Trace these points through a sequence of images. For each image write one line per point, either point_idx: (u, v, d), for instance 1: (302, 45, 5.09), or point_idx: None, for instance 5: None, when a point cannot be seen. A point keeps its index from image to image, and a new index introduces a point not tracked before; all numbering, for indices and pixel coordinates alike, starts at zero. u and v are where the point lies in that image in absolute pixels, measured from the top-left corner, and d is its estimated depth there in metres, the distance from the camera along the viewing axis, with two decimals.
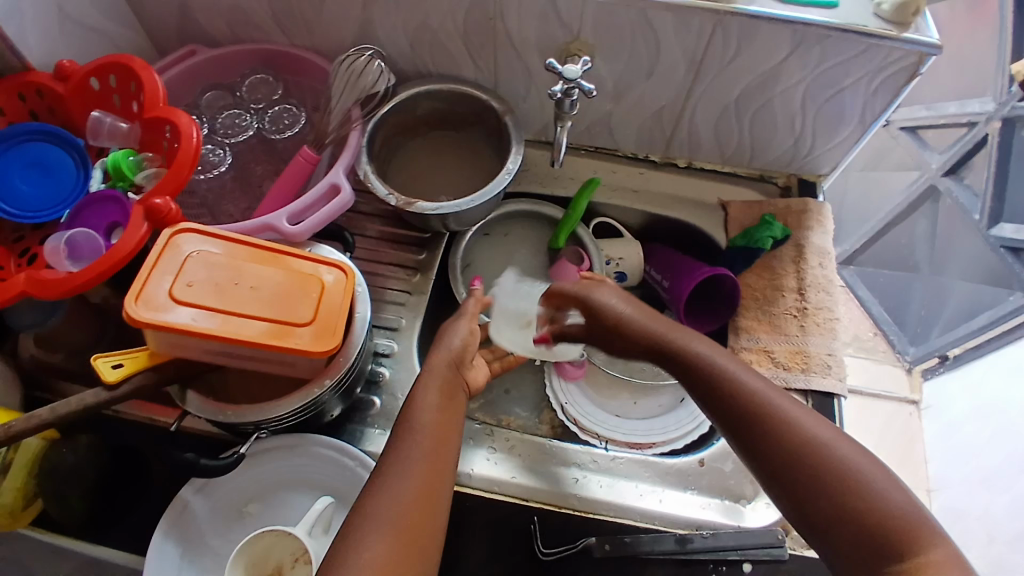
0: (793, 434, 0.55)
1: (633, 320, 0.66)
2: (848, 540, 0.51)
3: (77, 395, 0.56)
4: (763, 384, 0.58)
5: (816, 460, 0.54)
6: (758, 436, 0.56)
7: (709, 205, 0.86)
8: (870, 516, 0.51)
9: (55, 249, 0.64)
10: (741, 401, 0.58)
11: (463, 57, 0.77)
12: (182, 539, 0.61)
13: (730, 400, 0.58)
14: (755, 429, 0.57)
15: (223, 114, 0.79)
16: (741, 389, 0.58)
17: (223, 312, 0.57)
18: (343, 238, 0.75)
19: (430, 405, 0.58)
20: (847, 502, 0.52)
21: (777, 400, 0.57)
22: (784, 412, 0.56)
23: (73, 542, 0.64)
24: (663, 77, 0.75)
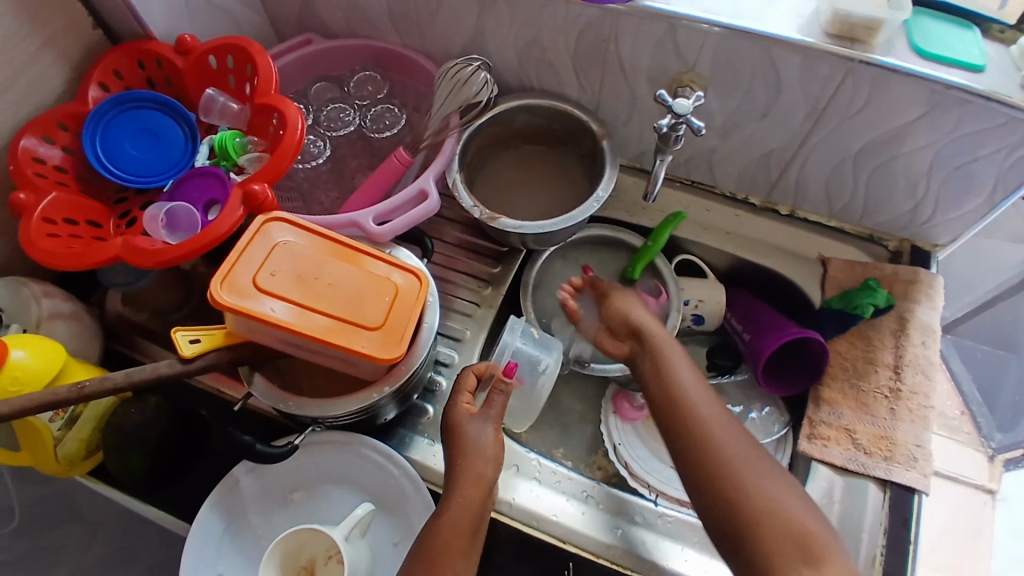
0: (724, 443, 0.57)
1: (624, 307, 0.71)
2: (772, 561, 0.51)
3: (153, 363, 0.57)
4: (703, 392, 0.61)
5: (740, 470, 0.56)
6: (693, 440, 0.58)
7: (808, 260, 0.80)
8: (778, 523, 0.52)
9: (154, 218, 0.67)
10: (687, 418, 0.60)
11: (569, 75, 0.75)
12: (227, 515, 0.62)
13: (678, 415, 0.60)
14: (696, 439, 0.58)
15: (328, 107, 0.81)
16: (684, 396, 0.61)
17: (299, 305, 0.58)
18: (422, 243, 0.74)
19: (479, 438, 0.60)
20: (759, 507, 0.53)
21: (712, 409, 0.60)
22: (724, 430, 0.58)
23: (110, 492, 0.68)
24: (778, 120, 0.70)
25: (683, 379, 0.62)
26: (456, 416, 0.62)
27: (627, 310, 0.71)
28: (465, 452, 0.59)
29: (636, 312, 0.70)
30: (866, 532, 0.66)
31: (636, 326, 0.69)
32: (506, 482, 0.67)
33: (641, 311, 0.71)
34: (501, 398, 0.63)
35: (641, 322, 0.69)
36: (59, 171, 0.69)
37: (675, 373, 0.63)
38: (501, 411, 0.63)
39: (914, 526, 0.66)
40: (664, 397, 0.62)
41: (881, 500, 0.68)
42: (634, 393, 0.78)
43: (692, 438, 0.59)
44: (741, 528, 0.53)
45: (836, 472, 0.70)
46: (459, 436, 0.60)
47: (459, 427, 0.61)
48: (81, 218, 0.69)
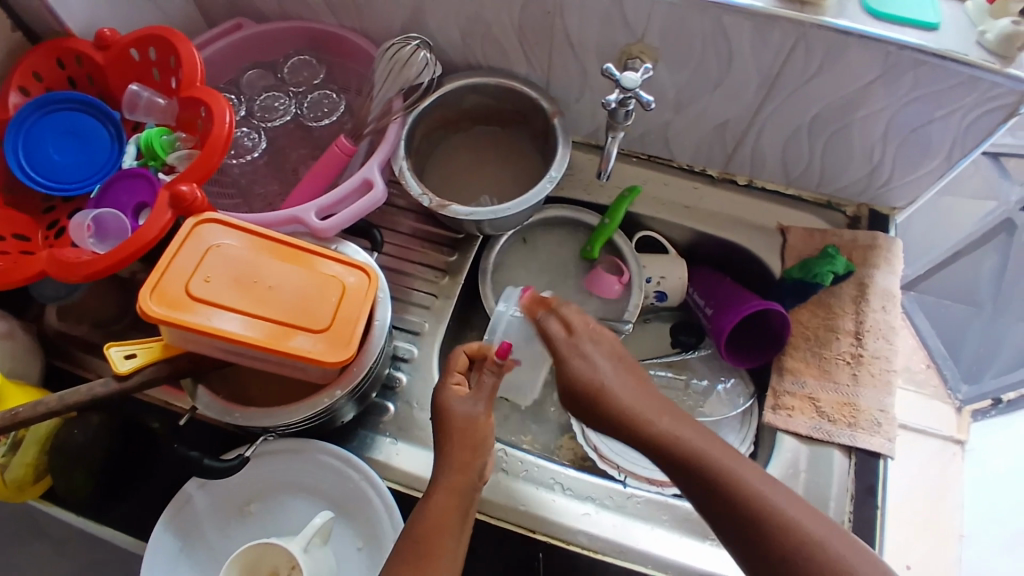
0: (807, 532, 0.48)
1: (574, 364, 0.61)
2: None
3: (87, 384, 0.54)
4: (747, 468, 0.52)
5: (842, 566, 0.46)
6: (766, 540, 0.48)
7: (767, 230, 0.79)
8: None
9: (81, 226, 0.63)
10: (712, 485, 0.51)
11: (516, 52, 0.71)
12: (182, 533, 0.59)
13: (700, 483, 0.52)
14: (726, 506, 0.50)
15: (262, 95, 0.77)
16: (699, 463, 0.52)
17: (238, 311, 0.55)
18: (371, 236, 0.71)
19: (467, 414, 0.59)
20: None
21: (725, 465, 0.52)
22: (752, 487, 0.50)
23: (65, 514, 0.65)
24: (732, 90, 0.68)
25: (719, 463, 0.52)
26: (442, 390, 0.60)
27: (583, 352, 0.61)
28: (449, 429, 0.58)
29: (612, 382, 0.59)
30: (833, 500, 0.66)
31: (610, 389, 0.58)
32: None
33: (610, 363, 0.61)
34: (491, 377, 0.60)
35: (616, 390, 0.58)
36: None
37: (705, 456, 0.52)
38: (491, 393, 0.60)
39: (880, 491, 0.67)
40: (710, 491, 0.51)
41: (847, 466, 0.68)
42: None
43: (772, 540, 0.48)
44: None
45: (803, 442, 0.70)
46: (446, 417, 0.58)
47: (444, 403, 0.59)
48: (9, 232, 0.64)
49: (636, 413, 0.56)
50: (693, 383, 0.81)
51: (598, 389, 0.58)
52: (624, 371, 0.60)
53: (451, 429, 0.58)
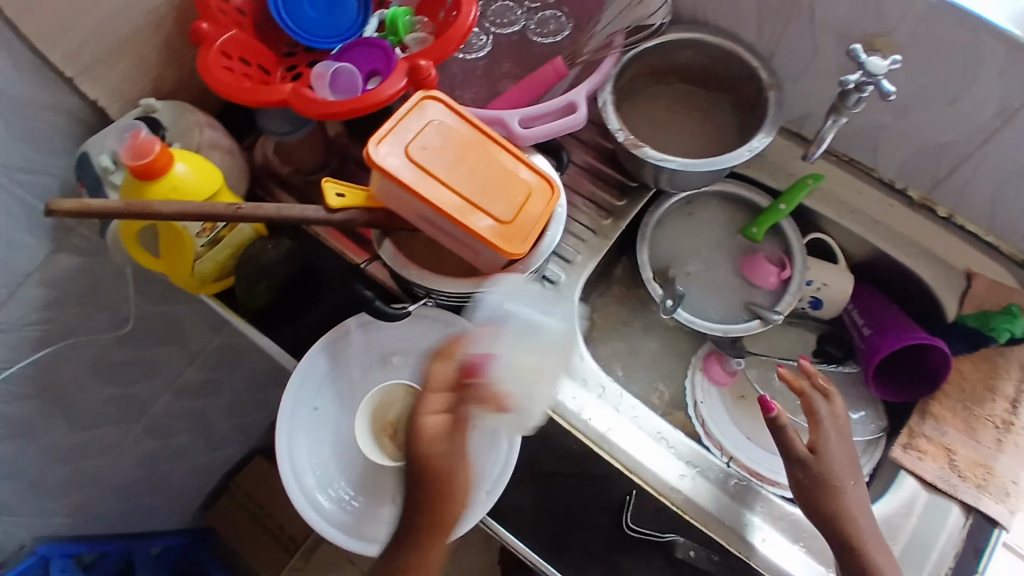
0: None
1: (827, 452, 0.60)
2: None
3: (301, 205, 0.60)
4: (875, 539, 0.57)
5: None
6: None
7: (953, 270, 0.74)
8: None
9: (322, 75, 0.69)
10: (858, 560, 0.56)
11: (750, 17, 0.71)
12: (332, 357, 0.66)
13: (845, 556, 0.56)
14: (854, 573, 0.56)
15: (496, 3, 0.80)
16: (863, 544, 0.56)
17: (444, 185, 0.60)
18: (558, 156, 0.74)
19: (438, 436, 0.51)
20: None
21: (874, 552, 0.56)
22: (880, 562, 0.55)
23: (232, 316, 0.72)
24: (966, 110, 0.64)
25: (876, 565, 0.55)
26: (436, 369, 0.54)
27: (824, 444, 0.60)
28: (441, 444, 0.51)
29: (852, 489, 0.58)
30: (936, 551, 0.63)
31: (834, 471, 0.59)
32: (570, 388, 0.69)
33: (845, 457, 0.60)
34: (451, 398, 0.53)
35: (847, 499, 0.58)
36: (239, 12, 0.72)
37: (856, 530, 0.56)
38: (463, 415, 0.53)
39: (986, 557, 0.64)
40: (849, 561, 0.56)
41: (962, 524, 0.64)
42: (729, 358, 0.78)
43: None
44: None
45: (924, 488, 0.66)
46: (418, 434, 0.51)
47: (431, 391, 0.53)
48: (254, 61, 0.72)
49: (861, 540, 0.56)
50: None
51: (838, 494, 0.58)
52: (849, 466, 0.60)
53: (446, 483, 0.51)
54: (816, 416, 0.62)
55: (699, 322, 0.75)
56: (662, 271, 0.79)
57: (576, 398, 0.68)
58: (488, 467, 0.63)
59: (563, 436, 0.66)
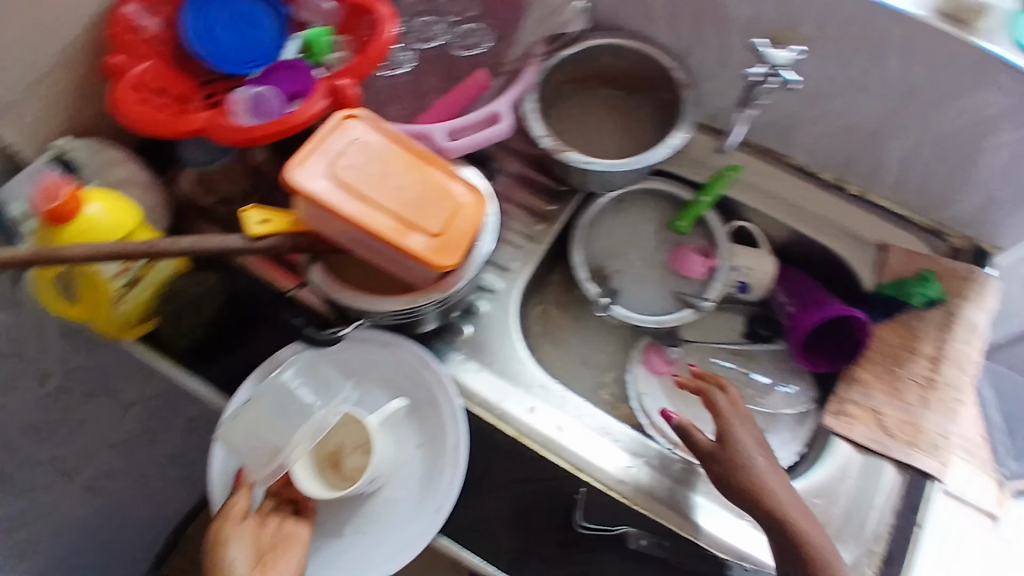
0: (817, 548, 0.56)
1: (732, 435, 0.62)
2: None
3: (221, 236, 0.59)
4: (797, 505, 0.58)
5: None
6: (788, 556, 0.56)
7: (866, 244, 0.79)
8: None
9: (240, 100, 0.66)
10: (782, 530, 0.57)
11: (663, 18, 0.73)
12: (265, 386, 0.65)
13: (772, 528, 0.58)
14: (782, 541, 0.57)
15: (418, 19, 0.79)
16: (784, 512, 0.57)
17: (368, 204, 0.60)
18: (487, 166, 0.75)
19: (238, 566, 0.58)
20: None
21: (795, 516, 0.57)
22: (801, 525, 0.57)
23: (157, 359, 0.70)
24: (869, 93, 0.69)
25: (801, 529, 0.57)
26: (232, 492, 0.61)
27: (730, 430, 0.63)
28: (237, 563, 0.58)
29: (763, 467, 0.60)
30: (875, 510, 0.67)
31: (741, 452, 0.61)
32: (515, 395, 0.72)
33: (752, 439, 0.63)
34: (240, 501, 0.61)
35: (763, 477, 0.60)
36: (155, 43, 0.69)
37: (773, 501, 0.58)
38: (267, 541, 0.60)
39: (923, 511, 0.67)
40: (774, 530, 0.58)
41: (897, 482, 0.68)
42: (666, 348, 0.82)
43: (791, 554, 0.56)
44: None
45: (856, 451, 0.71)
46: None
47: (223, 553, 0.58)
48: (172, 91, 0.70)
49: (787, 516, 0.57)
50: (755, 377, 0.81)
51: (755, 475, 0.60)
52: (757, 445, 0.62)
53: (218, 560, 0.58)
54: (716, 407, 0.65)
55: (632, 316, 0.78)
56: (597, 271, 0.82)
57: (522, 402, 0.72)
58: (438, 479, 0.64)
59: (511, 443, 0.68)
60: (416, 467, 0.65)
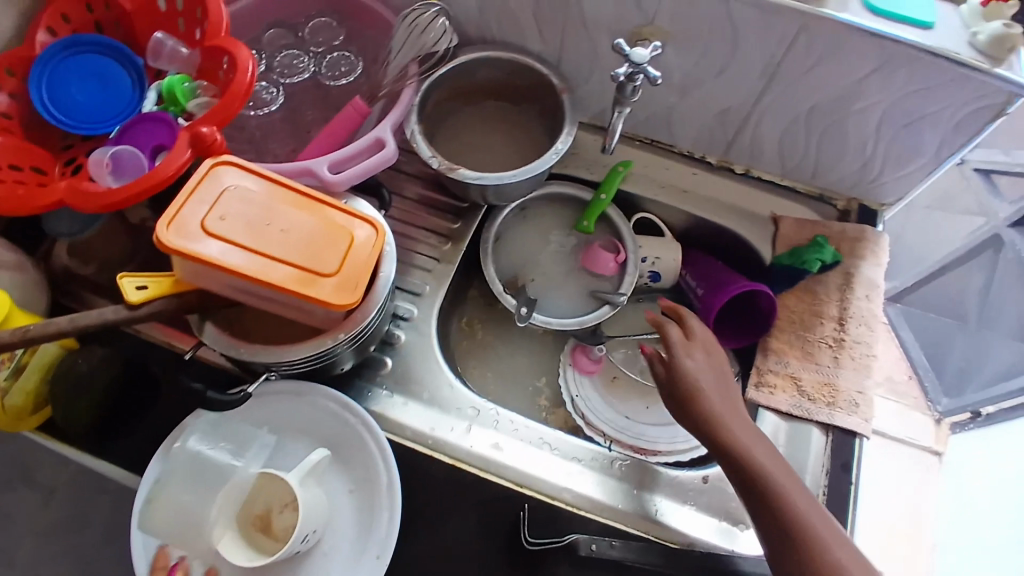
0: (757, 456, 0.57)
1: (680, 362, 0.63)
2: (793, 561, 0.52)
3: (98, 309, 0.55)
4: (737, 417, 0.60)
5: (781, 498, 0.54)
6: (734, 469, 0.58)
7: (761, 219, 0.82)
8: (789, 519, 0.53)
9: (99, 163, 0.65)
10: (723, 446, 0.58)
11: (530, 28, 0.74)
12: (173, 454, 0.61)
13: (716, 445, 0.59)
14: (726, 455, 0.58)
15: (282, 54, 0.78)
16: (724, 425, 0.59)
17: (253, 251, 0.57)
18: (380, 195, 0.73)
19: None
20: (772, 511, 0.54)
21: (733, 427, 0.59)
22: (740, 435, 0.59)
23: (61, 446, 0.66)
24: (735, 77, 0.71)
25: (740, 440, 0.58)
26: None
27: (680, 358, 0.63)
28: None
29: (722, 407, 0.61)
30: (809, 473, 0.69)
31: (686, 378, 0.62)
32: (443, 419, 0.70)
33: (704, 365, 0.63)
34: None
35: (709, 395, 0.61)
36: (4, 118, 0.67)
37: (714, 418, 0.60)
38: None
39: (855, 467, 0.69)
40: (717, 447, 0.59)
41: (823, 443, 0.71)
42: (592, 347, 0.81)
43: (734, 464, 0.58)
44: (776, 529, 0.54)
45: (782, 419, 0.73)
46: None
47: None
48: (27, 164, 0.67)
49: (747, 451, 0.57)
50: None
51: (715, 418, 0.60)
52: (710, 372, 0.63)
53: None
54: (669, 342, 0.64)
55: (550, 321, 0.78)
56: (512, 282, 0.81)
57: (454, 428, 0.69)
58: (375, 523, 0.62)
59: (447, 470, 0.66)
60: (350, 516, 0.62)
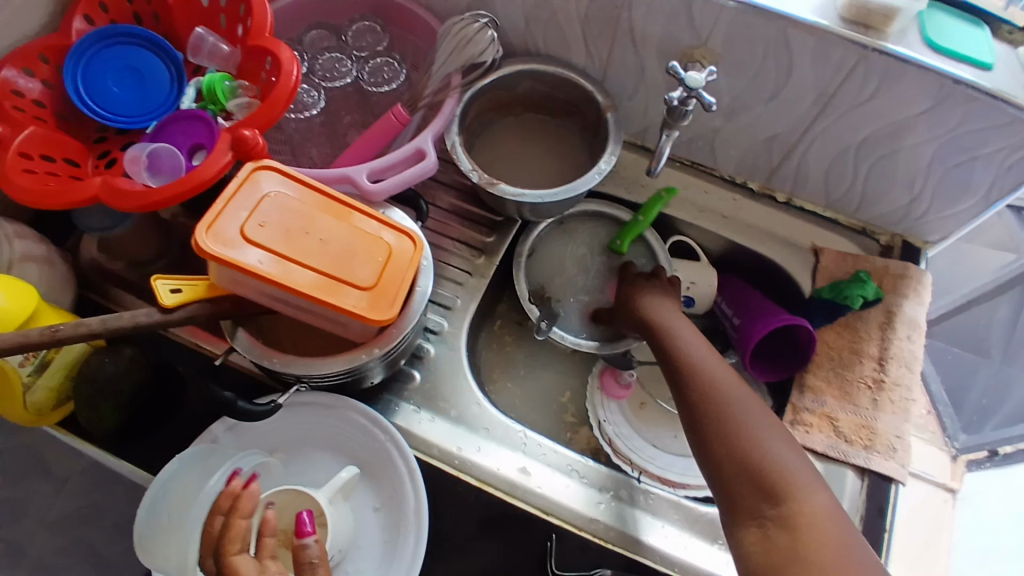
0: (692, 352, 0.66)
1: (634, 286, 0.75)
2: (704, 426, 0.59)
3: (130, 312, 0.54)
4: (680, 323, 0.69)
5: (706, 380, 0.62)
6: (672, 363, 0.66)
7: (801, 248, 0.80)
8: (705, 394, 0.61)
9: (137, 159, 0.63)
10: (664, 343, 0.68)
11: (577, 42, 0.73)
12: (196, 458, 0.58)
13: (660, 346, 0.68)
14: (666, 353, 0.67)
15: (324, 56, 0.77)
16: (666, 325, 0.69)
17: (290, 259, 0.56)
18: (418, 206, 0.72)
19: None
20: (693, 391, 0.62)
21: (678, 330, 0.68)
22: (680, 334, 0.68)
23: (80, 444, 0.65)
24: (786, 104, 0.69)
25: (680, 338, 0.68)
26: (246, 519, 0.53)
27: (631, 283, 0.75)
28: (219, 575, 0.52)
29: (683, 328, 0.68)
30: None
31: (637, 295, 0.73)
32: (470, 437, 0.68)
33: (654, 287, 0.74)
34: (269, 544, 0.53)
35: (650, 303, 0.72)
36: (38, 106, 0.65)
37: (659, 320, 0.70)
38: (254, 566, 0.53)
39: (889, 513, 0.68)
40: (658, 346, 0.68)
41: (859, 487, 0.69)
42: (622, 371, 0.78)
43: (672, 358, 0.66)
44: (694, 402, 0.62)
45: (817, 459, 0.70)
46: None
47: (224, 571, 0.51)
48: (59, 155, 0.65)
49: (699, 363, 0.64)
50: None
51: (675, 337, 0.68)
52: (660, 292, 0.74)
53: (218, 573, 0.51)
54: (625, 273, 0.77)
55: (571, 338, 0.77)
56: (538, 294, 0.80)
57: (481, 449, 0.68)
58: (400, 547, 0.60)
59: (475, 493, 0.65)
60: (377, 532, 0.61)
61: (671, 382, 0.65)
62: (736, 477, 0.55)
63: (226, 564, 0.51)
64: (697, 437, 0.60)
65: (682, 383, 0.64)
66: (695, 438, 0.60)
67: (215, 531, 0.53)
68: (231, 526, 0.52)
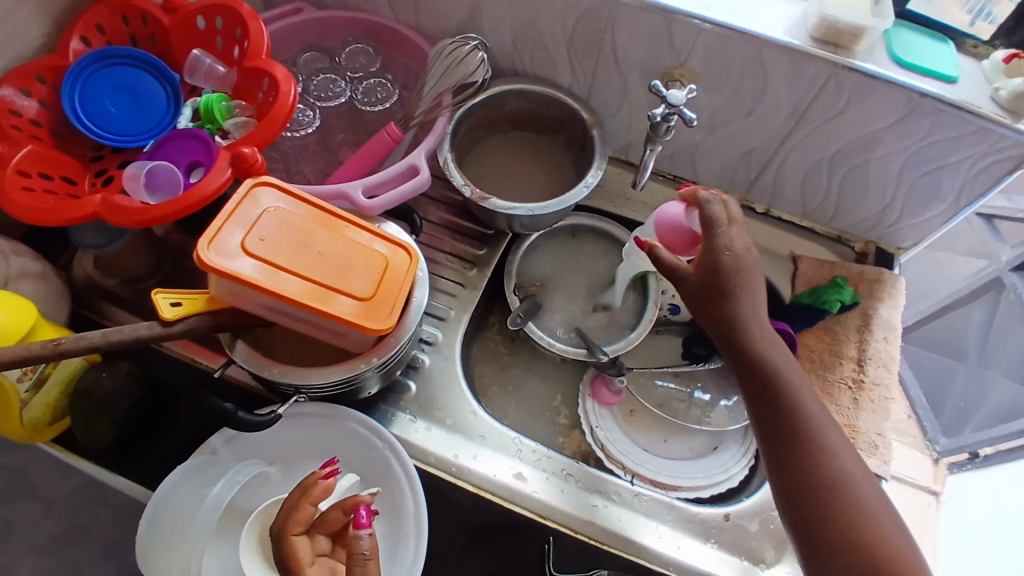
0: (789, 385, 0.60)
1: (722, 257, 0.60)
2: (804, 482, 0.57)
3: (130, 325, 0.54)
4: (771, 342, 0.62)
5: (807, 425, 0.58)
6: (764, 397, 0.60)
7: (781, 257, 0.84)
8: (808, 446, 0.58)
9: (135, 176, 0.64)
10: (757, 366, 0.61)
11: (563, 63, 0.76)
12: (192, 471, 0.59)
13: (750, 369, 0.61)
14: (758, 381, 0.61)
15: (318, 76, 0.79)
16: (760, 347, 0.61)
17: (289, 272, 0.57)
18: (411, 220, 0.74)
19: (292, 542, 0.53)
20: (792, 437, 0.58)
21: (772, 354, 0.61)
22: (775, 360, 0.61)
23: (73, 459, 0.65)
24: (763, 119, 0.73)
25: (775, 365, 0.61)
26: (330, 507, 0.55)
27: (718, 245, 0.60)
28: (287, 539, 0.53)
29: (793, 374, 0.61)
30: None
31: (728, 276, 0.60)
32: (467, 444, 0.70)
33: (739, 243, 0.61)
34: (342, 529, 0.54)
35: (737, 304, 0.61)
36: (34, 125, 0.66)
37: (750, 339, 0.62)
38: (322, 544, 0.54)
39: None
40: (749, 369, 0.61)
41: None
42: (613, 378, 0.80)
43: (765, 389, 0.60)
44: (793, 451, 0.58)
45: None
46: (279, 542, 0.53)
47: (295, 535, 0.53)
48: (57, 173, 0.66)
49: (819, 430, 0.58)
50: (697, 395, 0.80)
51: (785, 381, 0.60)
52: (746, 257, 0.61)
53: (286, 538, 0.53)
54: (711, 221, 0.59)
55: (547, 341, 0.77)
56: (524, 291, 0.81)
57: (477, 456, 0.69)
58: (399, 555, 0.60)
59: (473, 499, 0.66)
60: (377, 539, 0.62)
61: (763, 417, 0.60)
62: (838, 545, 0.54)
63: (284, 540, 0.52)
64: (793, 491, 0.57)
65: (779, 424, 0.59)
66: (789, 490, 0.57)
67: (289, 505, 0.55)
68: (299, 508, 0.54)
